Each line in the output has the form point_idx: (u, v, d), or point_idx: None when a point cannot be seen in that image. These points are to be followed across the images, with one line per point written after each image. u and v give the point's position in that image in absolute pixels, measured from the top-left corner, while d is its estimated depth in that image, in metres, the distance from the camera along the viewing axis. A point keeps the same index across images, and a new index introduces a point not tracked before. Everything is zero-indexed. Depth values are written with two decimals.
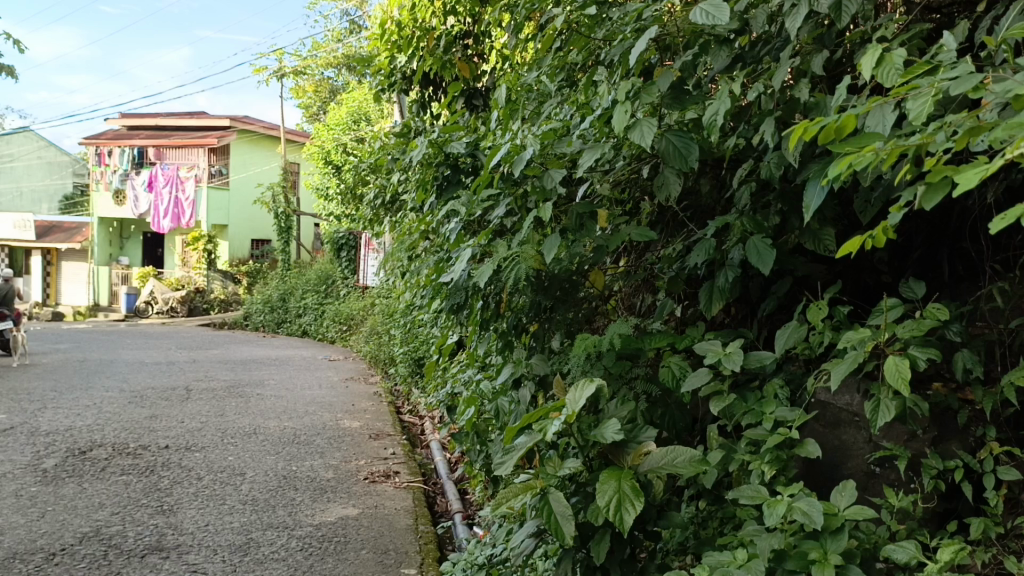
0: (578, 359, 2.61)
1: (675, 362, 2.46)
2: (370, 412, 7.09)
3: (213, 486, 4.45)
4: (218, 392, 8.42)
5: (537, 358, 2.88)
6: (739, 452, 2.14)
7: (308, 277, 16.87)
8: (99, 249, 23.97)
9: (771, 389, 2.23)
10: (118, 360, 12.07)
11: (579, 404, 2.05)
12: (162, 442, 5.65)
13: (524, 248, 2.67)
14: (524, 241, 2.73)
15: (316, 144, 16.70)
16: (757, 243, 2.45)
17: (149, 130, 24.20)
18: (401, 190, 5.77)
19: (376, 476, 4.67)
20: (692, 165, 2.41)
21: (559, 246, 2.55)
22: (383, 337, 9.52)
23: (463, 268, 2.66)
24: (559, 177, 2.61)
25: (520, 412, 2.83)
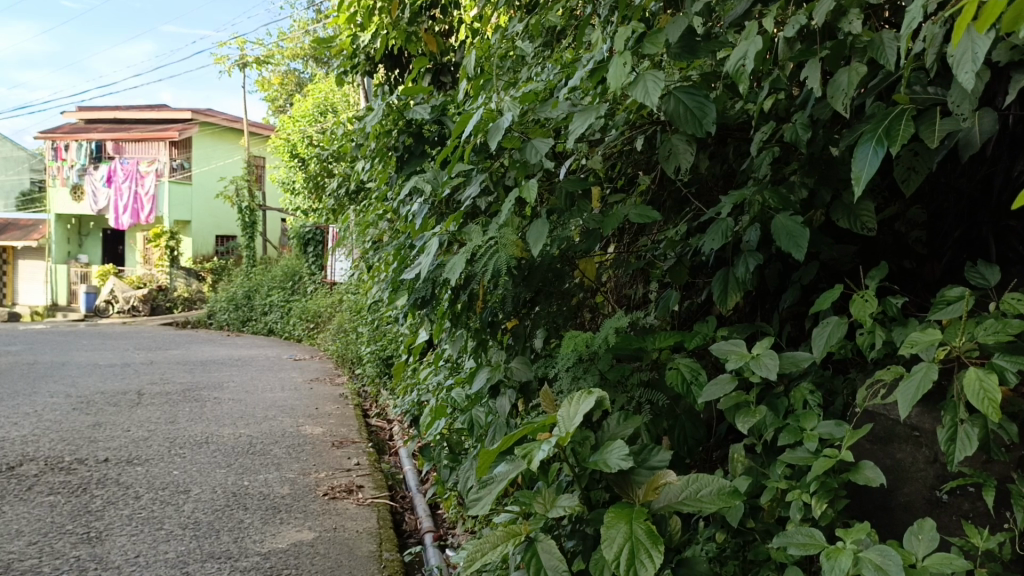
0: (568, 361, 2.16)
1: (684, 365, 2.04)
2: (334, 416, 6.60)
3: (151, 508, 3.94)
4: (173, 396, 7.88)
5: (518, 361, 2.42)
6: (773, 479, 1.74)
7: (272, 274, 16.23)
8: (56, 246, 23.06)
9: (799, 398, 1.81)
10: (70, 362, 11.41)
11: (577, 423, 1.62)
12: (101, 455, 5.12)
13: (504, 236, 2.19)
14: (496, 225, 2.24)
15: (282, 137, 16.05)
16: (785, 223, 2.08)
17: (107, 123, 23.35)
18: (364, 176, 5.31)
19: (337, 492, 4.19)
20: (708, 130, 1.98)
21: (547, 230, 2.13)
22: (350, 335, 9.05)
23: (429, 260, 2.19)
24: (544, 151, 2.13)
25: (499, 426, 2.39)
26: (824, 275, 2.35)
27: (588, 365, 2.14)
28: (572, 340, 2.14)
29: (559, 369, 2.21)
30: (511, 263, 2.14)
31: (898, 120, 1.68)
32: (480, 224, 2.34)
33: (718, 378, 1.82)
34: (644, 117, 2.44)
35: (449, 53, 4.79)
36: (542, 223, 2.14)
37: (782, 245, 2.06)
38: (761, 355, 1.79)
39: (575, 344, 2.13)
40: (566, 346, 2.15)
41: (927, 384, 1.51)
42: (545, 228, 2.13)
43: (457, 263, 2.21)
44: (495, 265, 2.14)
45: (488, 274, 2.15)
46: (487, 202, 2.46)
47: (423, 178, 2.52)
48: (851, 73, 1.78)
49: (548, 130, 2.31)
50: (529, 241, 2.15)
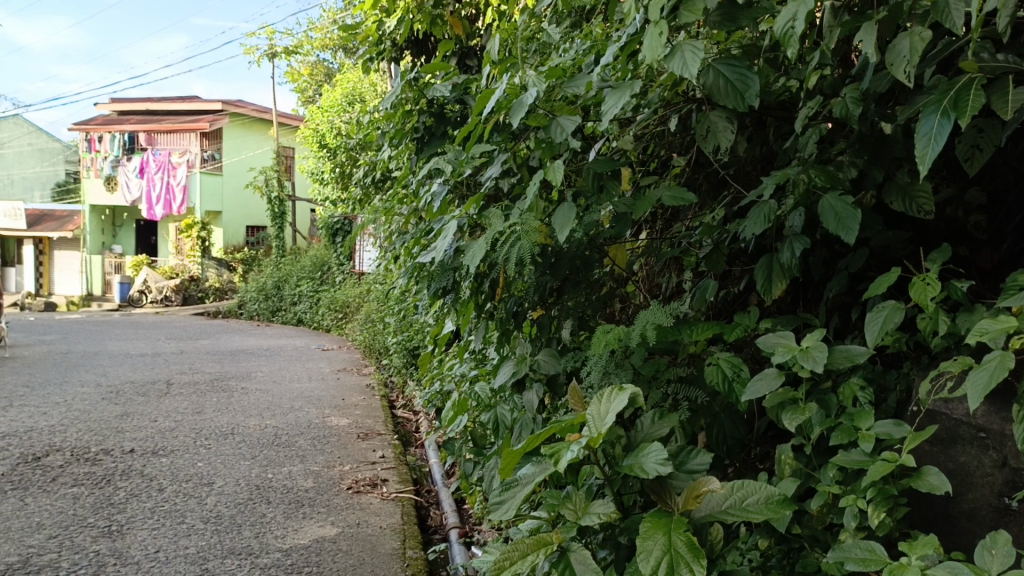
0: (601, 356, 2.00)
1: (723, 360, 1.89)
2: (360, 407, 6.54)
3: (174, 500, 3.89)
4: (201, 386, 7.87)
5: (545, 353, 2.28)
6: (823, 483, 1.58)
7: (301, 265, 16.26)
8: (90, 237, 23.36)
9: (846, 391, 1.66)
10: (102, 352, 11.51)
11: (610, 423, 1.49)
12: (127, 446, 5.09)
13: (527, 222, 2.04)
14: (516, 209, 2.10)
15: (311, 127, 16.04)
16: (833, 204, 1.94)
17: (138, 115, 23.56)
18: (389, 164, 5.20)
19: (362, 485, 4.10)
20: (750, 104, 1.83)
21: (574, 215, 1.99)
22: (377, 325, 8.99)
23: (446, 246, 2.06)
24: (571, 129, 1.98)
25: (525, 421, 2.27)
26: (874, 262, 2.19)
27: (620, 359, 1.99)
28: (608, 336, 1.95)
29: (589, 363, 2.06)
30: (535, 253, 1.98)
31: (966, 89, 1.53)
32: (501, 208, 2.20)
33: (763, 372, 1.67)
34: (679, 94, 2.28)
35: (474, 35, 4.66)
36: (568, 207, 1.99)
37: (829, 227, 1.91)
38: (811, 348, 1.63)
39: (612, 339, 1.93)
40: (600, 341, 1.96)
41: (1002, 372, 1.37)
42: (572, 214, 1.99)
43: (476, 249, 2.08)
44: (513, 254, 1.99)
45: (508, 262, 2.00)
46: (511, 186, 2.32)
47: (444, 160, 2.39)
48: (914, 38, 1.62)
49: (575, 106, 2.17)
50: (554, 228, 2.00)
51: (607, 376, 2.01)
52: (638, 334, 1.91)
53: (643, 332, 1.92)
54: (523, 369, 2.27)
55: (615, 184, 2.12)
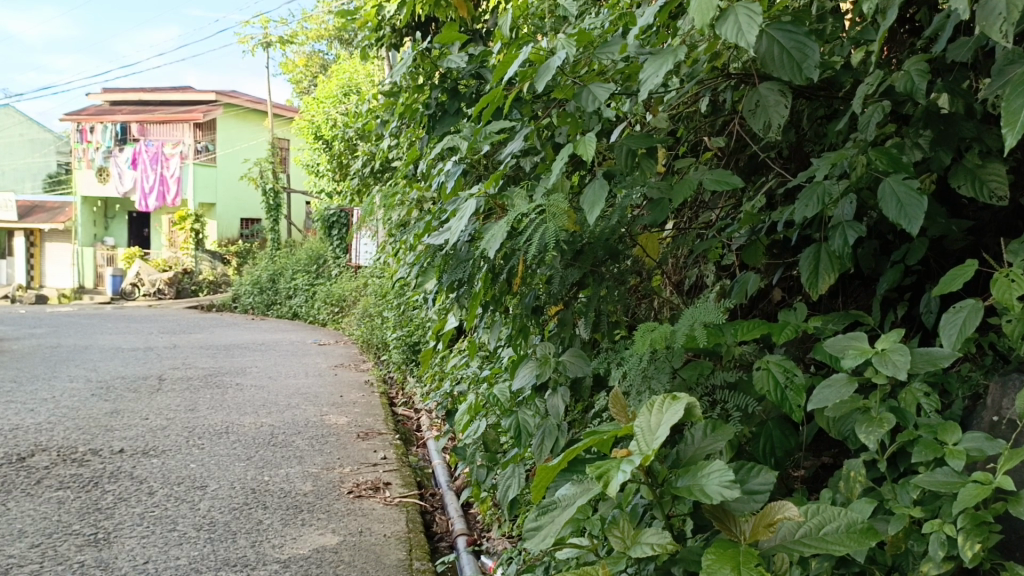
0: (642, 361, 1.75)
1: (774, 365, 1.70)
2: (359, 405, 6.33)
3: (164, 505, 3.69)
4: (194, 382, 7.66)
5: (570, 353, 2.07)
6: (902, 505, 1.38)
7: (297, 258, 16.02)
8: (82, 229, 23.05)
9: (911, 399, 1.46)
10: (94, 346, 11.28)
11: (665, 439, 1.29)
12: (116, 445, 4.88)
13: (559, 202, 1.74)
14: (539, 187, 1.82)
15: (307, 119, 15.80)
16: (894, 187, 1.71)
17: (131, 106, 23.29)
18: (391, 153, 5.00)
19: (363, 489, 3.89)
20: (808, 77, 1.63)
21: (609, 191, 1.70)
22: (375, 320, 8.76)
23: (463, 225, 1.81)
24: (604, 97, 1.71)
25: (549, 427, 2.07)
26: (932, 255, 2.00)
27: (661, 360, 1.76)
28: (648, 336, 1.70)
29: (625, 365, 1.82)
30: (562, 235, 1.69)
31: None
32: (524, 186, 1.96)
33: (832, 379, 1.47)
34: (718, 68, 2.08)
35: (481, 17, 4.44)
36: (600, 182, 1.70)
37: (888, 214, 1.68)
38: (887, 351, 1.44)
39: (654, 340, 1.68)
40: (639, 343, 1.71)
41: None
42: (607, 190, 1.69)
43: (495, 232, 1.78)
44: (538, 237, 1.69)
45: (532, 250, 1.70)
46: (533, 166, 2.08)
47: (457, 136, 2.15)
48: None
49: (605, 78, 1.95)
50: (584, 207, 1.70)
51: (648, 383, 1.77)
52: (684, 333, 1.67)
53: (688, 332, 1.68)
54: (550, 371, 2.05)
55: (651, 161, 1.81)
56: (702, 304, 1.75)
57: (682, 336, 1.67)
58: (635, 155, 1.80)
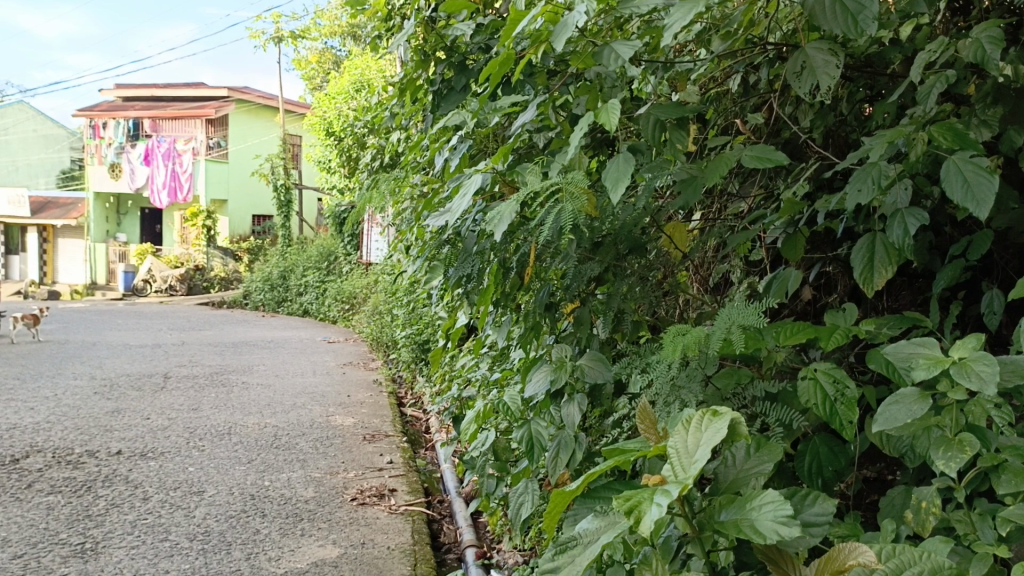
0: (672, 367, 1.52)
1: (821, 373, 1.49)
2: (366, 405, 6.15)
3: (158, 512, 3.51)
4: (200, 380, 7.50)
5: (589, 356, 1.86)
6: (985, 544, 1.17)
7: (308, 254, 15.88)
8: (95, 226, 23.03)
9: (980, 413, 1.20)
10: (102, 342, 11.18)
11: (705, 463, 1.07)
12: (113, 447, 4.73)
13: (578, 180, 1.49)
14: (555, 162, 1.58)
15: (319, 115, 15.67)
16: (960, 167, 1.48)
17: (144, 102, 23.26)
18: (399, 145, 4.81)
19: (366, 496, 3.70)
20: (865, 29, 1.40)
21: (636, 166, 1.46)
22: (384, 317, 8.58)
23: (467, 202, 1.57)
24: (629, 56, 1.47)
25: (566, 439, 1.85)
26: (996, 248, 1.78)
27: (691, 367, 1.52)
28: (682, 339, 1.46)
29: (651, 372, 1.58)
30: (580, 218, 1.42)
31: None
32: (538, 162, 1.71)
33: (901, 393, 1.22)
34: (751, 42, 1.90)
35: None
36: (625, 155, 1.46)
37: (953, 197, 1.45)
38: (967, 360, 1.22)
39: (688, 343, 1.45)
40: (666, 348, 1.48)
41: None
42: (634, 162, 1.45)
43: (503, 212, 1.52)
44: (552, 219, 1.44)
45: (544, 236, 1.45)
46: (547, 142, 1.86)
47: (462, 113, 1.92)
48: None
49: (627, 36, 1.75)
50: (605, 183, 1.46)
51: (678, 394, 1.53)
52: (721, 335, 1.44)
53: (725, 335, 1.45)
54: (567, 376, 1.83)
55: (682, 132, 1.54)
56: (741, 305, 1.51)
57: (719, 338, 1.43)
58: (665, 128, 1.53)
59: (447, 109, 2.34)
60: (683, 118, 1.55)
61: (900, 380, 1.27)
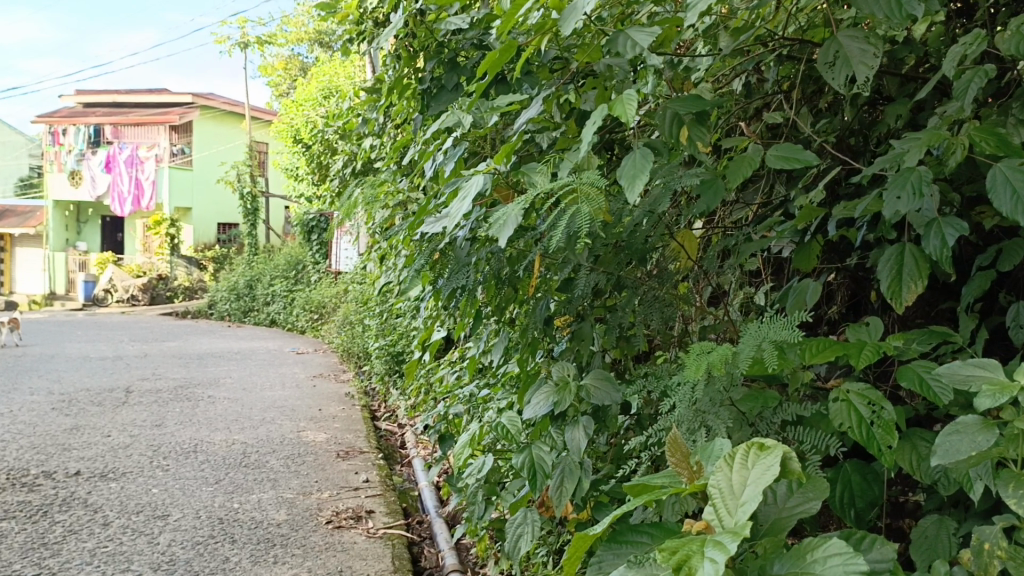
0: (697, 390, 1.38)
1: (854, 395, 1.34)
2: (338, 419, 5.94)
3: (119, 539, 3.29)
4: (163, 394, 7.22)
5: (593, 374, 1.72)
6: None
7: (275, 263, 15.56)
8: (54, 234, 22.39)
9: None
10: (60, 355, 10.77)
11: (758, 507, 0.94)
12: (71, 467, 4.47)
13: (594, 177, 1.36)
14: (566, 162, 1.44)
15: (287, 122, 15.38)
16: (1008, 175, 1.36)
17: (105, 108, 22.72)
18: (373, 151, 4.64)
19: (343, 518, 3.51)
20: (910, 13, 1.30)
21: (654, 162, 1.31)
22: (355, 328, 8.37)
23: (468, 205, 1.44)
24: (647, 42, 1.34)
25: (569, 464, 1.71)
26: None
27: (714, 389, 1.37)
28: (707, 357, 1.32)
29: (672, 396, 1.44)
30: (598, 220, 1.28)
31: None
32: (545, 162, 1.56)
33: (962, 422, 1.13)
34: (763, 38, 1.79)
35: None
36: (643, 150, 1.32)
37: (1002, 208, 1.34)
38: None
39: (714, 361, 1.30)
40: (688, 367, 1.34)
41: None
42: (653, 156, 1.30)
43: (509, 216, 1.37)
44: (564, 221, 1.30)
45: (556, 241, 1.31)
46: (551, 143, 1.72)
47: (456, 111, 1.78)
48: None
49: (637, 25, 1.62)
50: (621, 181, 1.31)
51: (702, 418, 1.39)
52: (752, 352, 1.30)
53: (754, 352, 1.30)
54: (572, 398, 1.69)
55: (701, 128, 1.39)
56: (769, 320, 1.37)
57: (750, 355, 1.29)
58: (683, 125, 1.38)
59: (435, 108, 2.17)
60: (702, 112, 1.40)
61: (947, 401, 1.24)
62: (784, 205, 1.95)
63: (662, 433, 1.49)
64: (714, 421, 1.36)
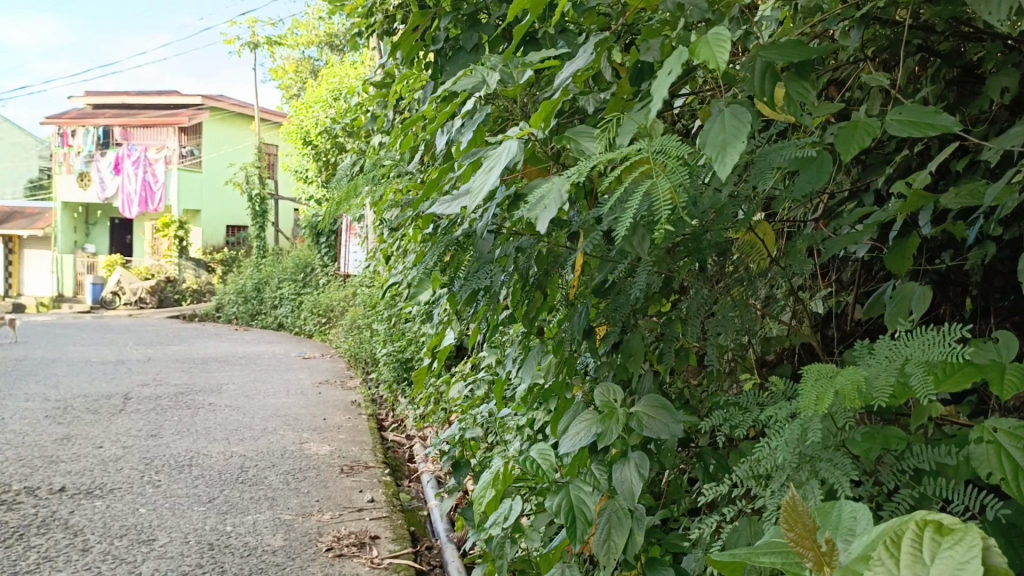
0: (814, 432, 0.97)
1: (1003, 434, 0.94)
2: (343, 430, 5.63)
3: (98, 568, 2.97)
4: (163, 401, 6.91)
5: (647, 400, 1.39)
6: None
7: (283, 266, 15.28)
8: (63, 236, 22.22)
9: None
10: (63, 359, 10.50)
11: None
12: (56, 483, 4.17)
13: (674, 147, 0.97)
14: (627, 123, 1.12)
15: (296, 123, 15.12)
16: None
17: (115, 109, 22.54)
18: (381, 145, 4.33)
19: (345, 546, 3.19)
20: None
21: (749, 124, 0.98)
22: (362, 332, 8.04)
23: (497, 179, 1.15)
24: None
25: (619, 511, 1.39)
26: None
27: (829, 424, 1.00)
28: (835, 382, 0.92)
29: (774, 438, 1.04)
30: (680, 203, 0.91)
31: None
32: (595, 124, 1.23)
33: None
34: None
35: None
36: (734, 110, 1.00)
37: None
38: None
39: (845, 391, 0.90)
40: (804, 397, 0.93)
41: None
42: (750, 119, 0.97)
43: (553, 191, 1.06)
44: (634, 199, 0.95)
45: (623, 227, 0.96)
46: (598, 108, 1.40)
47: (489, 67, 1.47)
48: None
49: None
50: (706, 151, 0.98)
51: (813, 464, 1.02)
52: (894, 379, 0.91)
53: (896, 378, 0.91)
54: (621, 428, 1.35)
55: (803, 84, 1.09)
56: (905, 335, 0.97)
57: (891, 379, 0.91)
58: (779, 78, 1.08)
59: (451, 73, 1.89)
60: (804, 64, 1.10)
61: None
62: (862, 196, 1.62)
63: (756, 486, 1.11)
64: (830, 470, 0.99)
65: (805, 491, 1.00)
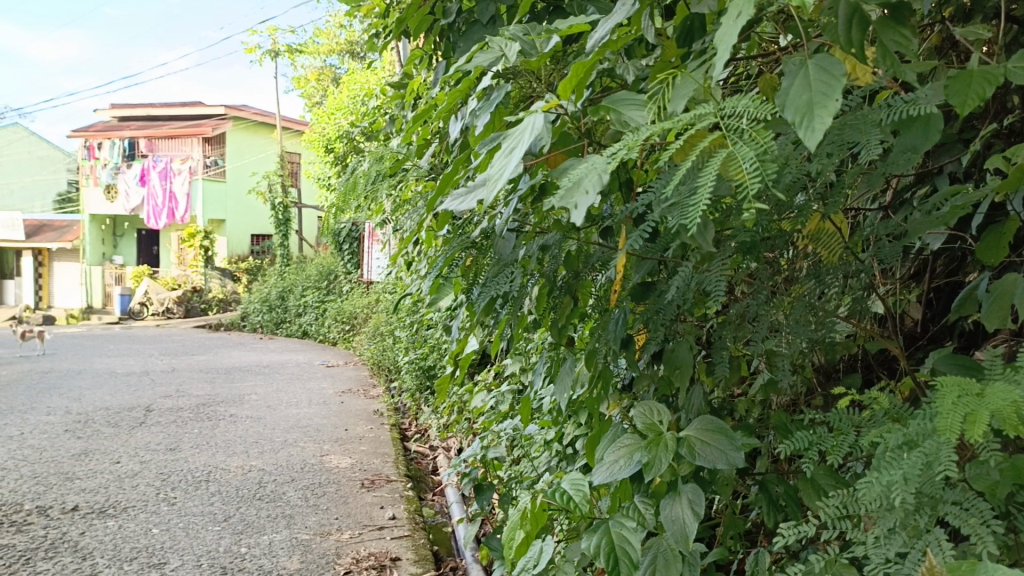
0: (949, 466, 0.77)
1: None
2: (365, 441, 5.45)
3: None
4: (183, 414, 6.78)
5: (699, 422, 1.18)
6: None
7: (307, 274, 15.19)
8: (92, 248, 22.39)
9: None
10: (88, 370, 10.46)
11: None
12: (69, 501, 4.03)
13: (746, 109, 0.79)
14: (683, 85, 0.92)
15: (318, 129, 15.02)
16: None
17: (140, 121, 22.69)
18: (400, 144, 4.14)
19: (364, 569, 2.99)
20: None
21: (842, 78, 0.78)
22: (386, 340, 7.86)
23: (517, 162, 0.96)
24: None
25: (669, 552, 1.19)
26: None
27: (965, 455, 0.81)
28: (987, 403, 0.75)
29: (875, 469, 0.85)
30: (757, 179, 0.73)
31: None
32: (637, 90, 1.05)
33: None
34: None
35: None
36: (820, 62, 0.79)
37: None
38: None
39: (1005, 412, 0.72)
40: (945, 417, 0.76)
41: None
42: (841, 71, 0.77)
43: (592, 175, 0.87)
44: (699, 175, 0.77)
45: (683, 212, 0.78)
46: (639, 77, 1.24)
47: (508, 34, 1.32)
48: None
49: None
50: (786, 114, 0.77)
51: (933, 509, 0.82)
52: None
53: None
54: (671, 458, 1.14)
55: (898, 30, 0.89)
56: None
57: None
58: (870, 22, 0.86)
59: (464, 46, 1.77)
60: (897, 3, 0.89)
61: None
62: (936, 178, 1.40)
63: (851, 530, 0.92)
64: (960, 516, 0.80)
65: (930, 544, 0.81)
